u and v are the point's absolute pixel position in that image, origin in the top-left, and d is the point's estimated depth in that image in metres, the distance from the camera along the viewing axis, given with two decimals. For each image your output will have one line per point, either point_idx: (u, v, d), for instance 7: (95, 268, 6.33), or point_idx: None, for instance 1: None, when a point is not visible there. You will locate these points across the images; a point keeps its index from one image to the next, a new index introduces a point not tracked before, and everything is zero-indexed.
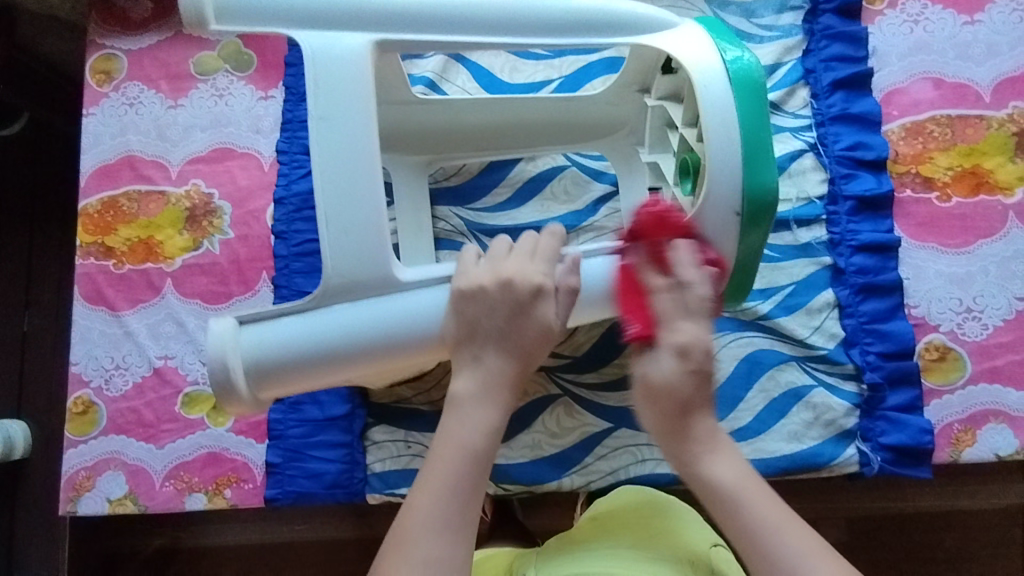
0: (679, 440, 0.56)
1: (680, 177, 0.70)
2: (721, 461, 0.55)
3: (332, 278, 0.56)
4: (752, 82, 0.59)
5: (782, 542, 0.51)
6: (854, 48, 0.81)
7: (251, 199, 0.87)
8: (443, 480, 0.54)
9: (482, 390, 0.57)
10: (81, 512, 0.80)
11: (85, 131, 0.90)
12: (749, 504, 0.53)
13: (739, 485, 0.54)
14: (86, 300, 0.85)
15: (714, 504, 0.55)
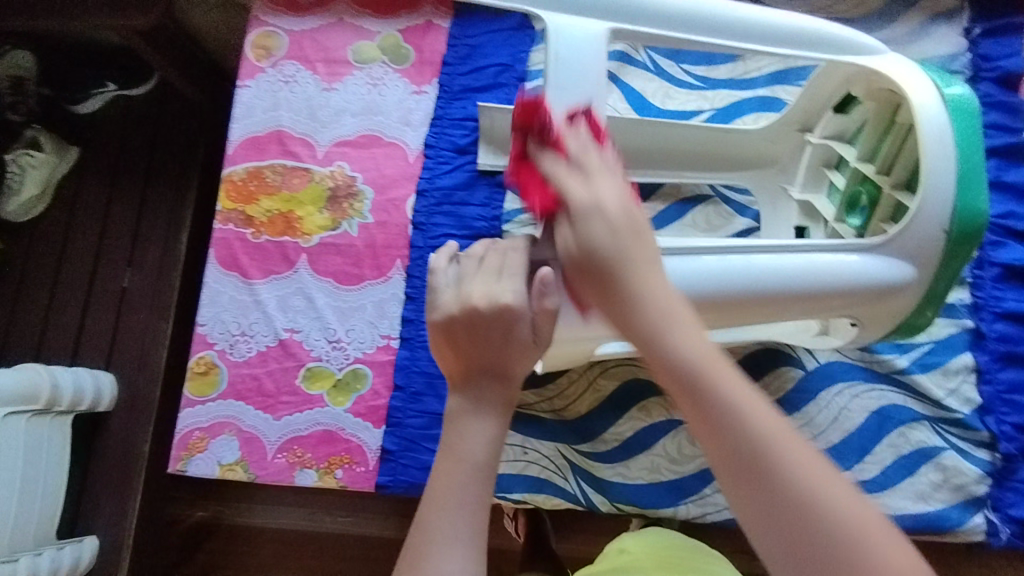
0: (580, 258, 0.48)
1: (845, 212, 0.71)
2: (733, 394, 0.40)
3: (547, 237, 0.57)
4: (968, 113, 0.59)
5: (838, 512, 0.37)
6: (1011, 119, 0.82)
7: (394, 188, 0.88)
8: (453, 494, 0.48)
9: (473, 405, 0.51)
10: (189, 472, 0.81)
11: (239, 101, 0.92)
12: (781, 454, 0.38)
13: (770, 432, 0.39)
14: (220, 264, 0.87)
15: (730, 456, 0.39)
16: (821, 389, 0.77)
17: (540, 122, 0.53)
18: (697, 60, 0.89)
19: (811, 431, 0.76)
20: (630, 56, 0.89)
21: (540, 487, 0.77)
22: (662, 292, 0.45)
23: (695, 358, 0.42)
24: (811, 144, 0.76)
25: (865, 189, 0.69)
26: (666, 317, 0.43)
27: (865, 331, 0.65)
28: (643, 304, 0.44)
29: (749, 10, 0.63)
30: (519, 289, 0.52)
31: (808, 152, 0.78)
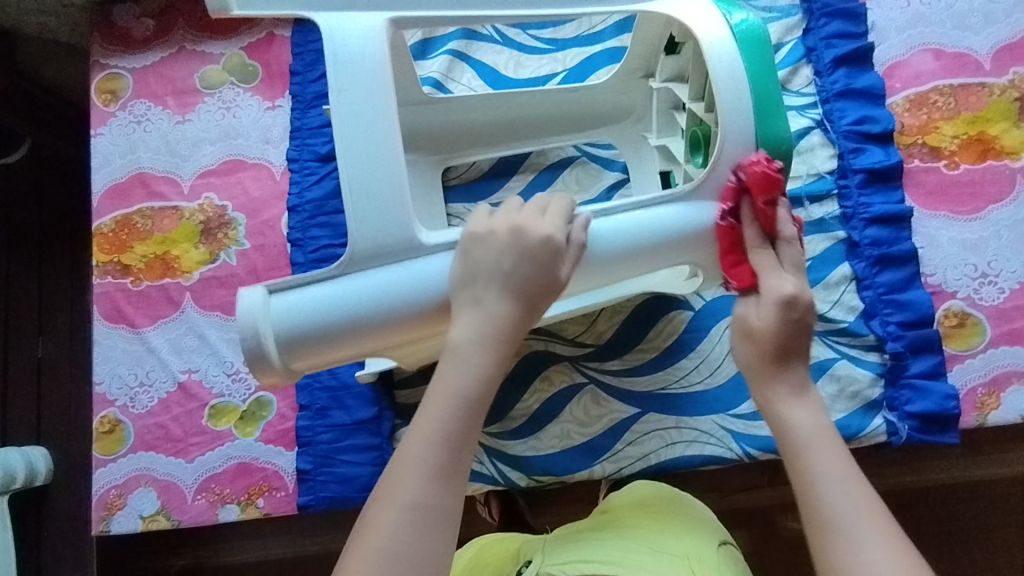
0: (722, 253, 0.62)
1: (691, 152, 0.72)
2: (801, 412, 0.57)
3: (357, 245, 0.56)
4: (757, 40, 0.60)
5: (841, 494, 0.53)
6: (853, 24, 0.82)
7: (266, 209, 0.87)
8: (432, 434, 0.52)
9: (480, 340, 0.55)
10: (113, 531, 0.80)
11: (95, 151, 0.90)
12: (819, 453, 0.55)
13: (814, 434, 0.56)
14: (105, 318, 0.86)
15: (787, 446, 0.56)
16: (710, 326, 0.79)
17: (772, 197, 0.58)
18: (542, 24, 0.89)
19: (707, 368, 0.78)
20: (476, 31, 0.88)
21: None
22: (798, 416, 0.57)
23: (836, 484, 0.53)
24: (654, 88, 0.75)
25: (702, 131, 0.69)
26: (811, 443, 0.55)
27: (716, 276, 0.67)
28: (792, 430, 0.56)
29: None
30: (559, 224, 0.57)
31: (654, 99, 0.77)
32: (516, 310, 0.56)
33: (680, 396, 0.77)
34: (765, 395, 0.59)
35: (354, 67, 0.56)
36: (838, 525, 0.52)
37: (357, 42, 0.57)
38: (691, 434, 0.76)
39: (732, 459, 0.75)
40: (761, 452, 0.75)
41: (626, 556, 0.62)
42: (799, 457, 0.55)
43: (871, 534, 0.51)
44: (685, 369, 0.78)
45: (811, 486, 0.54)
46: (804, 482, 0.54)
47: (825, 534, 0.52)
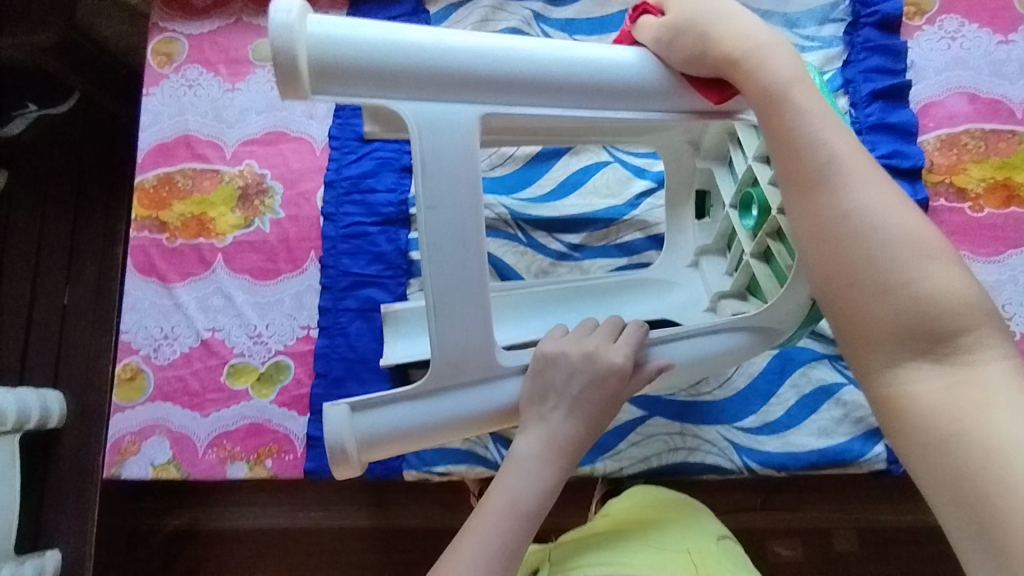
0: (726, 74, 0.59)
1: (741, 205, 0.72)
2: (777, 62, 0.57)
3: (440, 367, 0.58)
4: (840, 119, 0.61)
5: (830, 138, 0.55)
6: (892, 61, 0.84)
7: (303, 181, 0.90)
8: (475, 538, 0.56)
9: (540, 460, 0.60)
10: (124, 476, 0.83)
11: (145, 110, 0.93)
12: (801, 97, 0.56)
13: (797, 98, 0.56)
14: (138, 271, 0.88)
15: (767, 108, 0.57)
16: None
17: None
18: (590, 30, 0.91)
19: (717, 379, 0.79)
20: (524, 31, 0.90)
21: (462, 458, 0.80)
22: (778, 62, 0.57)
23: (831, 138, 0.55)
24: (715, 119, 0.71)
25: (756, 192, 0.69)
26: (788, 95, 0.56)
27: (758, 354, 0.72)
28: (771, 76, 0.57)
29: (594, 49, 0.60)
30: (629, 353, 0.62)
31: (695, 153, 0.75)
32: (580, 428, 0.61)
33: (687, 403, 0.79)
34: (742, 70, 0.57)
35: (440, 148, 0.55)
36: (835, 184, 0.54)
37: (444, 123, 0.56)
38: (694, 441, 0.78)
39: (732, 470, 0.77)
40: (761, 466, 0.76)
41: (621, 556, 0.65)
42: (793, 123, 0.56)
43: (862, 178, 0.54)
44: (695, 379, 0.80)
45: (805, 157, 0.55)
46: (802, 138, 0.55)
47: (834, 217, 0.53)
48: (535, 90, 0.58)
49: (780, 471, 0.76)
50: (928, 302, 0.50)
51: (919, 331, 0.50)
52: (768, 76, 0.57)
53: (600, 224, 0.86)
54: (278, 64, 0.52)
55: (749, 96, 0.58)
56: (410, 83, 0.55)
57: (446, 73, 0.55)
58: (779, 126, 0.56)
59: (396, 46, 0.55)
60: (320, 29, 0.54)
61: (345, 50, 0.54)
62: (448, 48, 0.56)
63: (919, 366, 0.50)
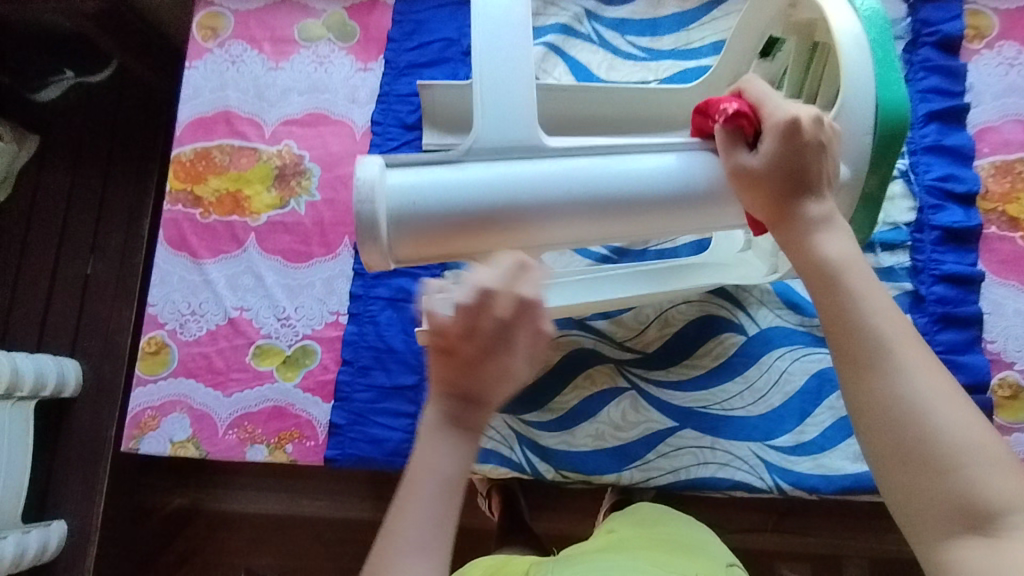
0: (778, 213, 0.54)
1: None
2: (830, 235, 0.53)
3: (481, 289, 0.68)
4: (885, 34, 0.60)
5: (879, 315, 0.49)
6: (951, 82, 0.83)
7: (341, 165, 0.89)
8: (417, 505, 0.50)
9: (443, 425, 0.51)
10: (142, 450, 0.81)
11: (186, 82, 0.92)
12: (851, 273, 0.50)
13: (848, 263, 0.51)
14: (169, 244, 0.87)
15: (816, 278, 0.52)
16: (762, 354, 0.78)
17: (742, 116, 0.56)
18: (642, 31, 0.89)
19: (752, 395, 0.77)
20: (575, 28, 0.89)
21: (486, 457, 0.78)
22: (831, 237, 0.52)
23: (878, 311, 0.49)
24: None
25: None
26: (843, 270, 0.51)
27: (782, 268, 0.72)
28: (822, 253, 0.52)
29: (645, 160, 0.58)
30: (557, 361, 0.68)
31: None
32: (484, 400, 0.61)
33: (719, 417, 0.77)
34: (792, 241, 0.53)
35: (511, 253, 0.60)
36: (890, 359, 0.47)
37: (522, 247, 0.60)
38: (724, 456, 0.76)
39: (762, 489, 0.75)
40: (792, 487, 0.74)
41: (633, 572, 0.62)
42: (838, 298, 0.50)
43: (911, 356, 0.47)
44: (730, 393, 0.77)
45: (849, 329, 0.49)
46: (846, 312, 0.49)
47: (882, 397, 0.47)
48: (598, 215, 0.58)
49: (810, 494, 0.74)
50: (979, 492, 0.44)
51: (971, 518, 0.44)
52: (815, 243, 0.52)
53: None
54: (359, 224, 0.56)
55: (798, 263, 0.53)
56: (477, 233, 0.57)
57: (514, 217, 0.57)
58: (827, 291, 0.51)
59: (456, 184, 0.56)
60: (398, 184, 0.56)
61: (418, 199, 0.56)
62: (518, 185, 0.56)
63: (963, 547, 0.44)
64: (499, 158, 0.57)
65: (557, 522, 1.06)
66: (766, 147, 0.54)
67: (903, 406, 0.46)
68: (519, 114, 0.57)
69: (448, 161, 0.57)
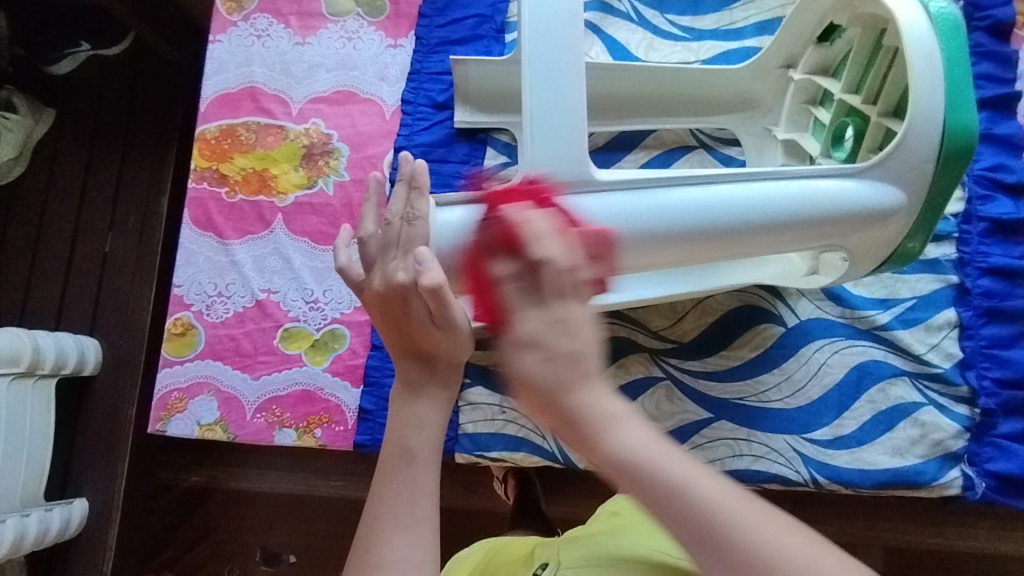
0: (561, 424, 0.42)
1: (833, 145, 0.69)
2: (625, 429, 0.41)
3: None
4: (954, 29, 0.56)
5: (725, 517, 0.38)
6: (1002, 69, 0.80)
7: (370, 145, 0.86)
8: (397, 485, 0.49)
9: (405, 389, 0.54)
10: (169, 432, 0.81)
11: (211, 57, 0.90)
12: (684, 474, 0.39)
13: (646, 456, 0.40)
14: (194, 223, 0.86)
15: (619, 483, 0.41)
16: (801, 345, 0.76)
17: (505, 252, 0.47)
18: (683, 9, 0.86)
19: (789, 387, 0.76)
20: (613, 6, 0.86)
21: (517, 445, 0.77)
22: (624, 429, 0.41)
23: (703, 500, 0.38)
24: (795, 81, 0.75)
25: (852, 121, 0.67)
26: (636, 464, 0.40)
27: (855, 265, 0.64)
28: (597, 443, 0.41)
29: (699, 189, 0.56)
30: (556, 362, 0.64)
31: (791, 92, 0.76)
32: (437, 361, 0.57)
33: (755, 409, 0.76)
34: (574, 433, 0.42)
35: None
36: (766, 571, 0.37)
37: None
38: (760, 449, 0.75)
39: (798, 482, 0.74)
40: (828, 481, 0.73)
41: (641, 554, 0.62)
42: (665, 502, 0.39)
43: (792, 564, 0.37)
44: (767, 385, 0.76)
45: (704, 534, 0.38)
46: (684, 509, 0.38)
47: None
48: (653, 248, 0.56)
49: (847, 488, 0.73)
50: None
51: None
52: (606, 443, 0.41)
53: None
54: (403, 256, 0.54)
55: (594, 469, 0.42)
56: None
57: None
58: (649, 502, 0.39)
59: None
60: (448, 221, 0.54)
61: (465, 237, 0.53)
62: (569, 226, 0.54)
63: None
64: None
65: (576, 508, 1.05)
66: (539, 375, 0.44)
67: None
68: (566, 140, 0.53)
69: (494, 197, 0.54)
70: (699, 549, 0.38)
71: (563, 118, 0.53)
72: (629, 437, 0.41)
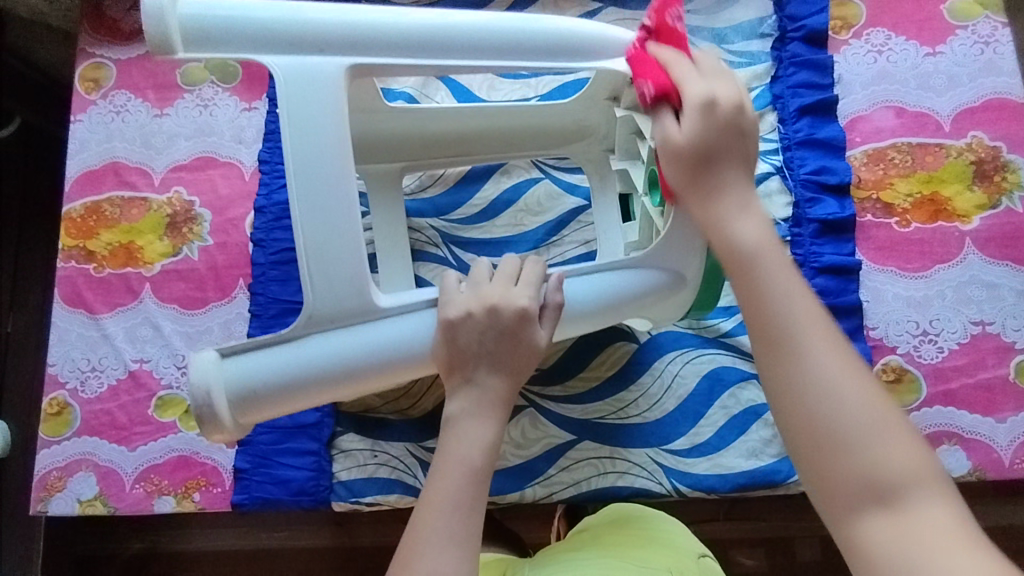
0: (695, 185, 0.56)
1: (650, 188, 0.72)
2: (746, 221, 0.54)
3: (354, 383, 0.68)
4: None
5: (826, 385, 0.48)
6: (821, 75, 0.84)
7: (232, 208, 0.89)
8: (447, 496, 0.53)
9: (470, 408, 0.57)
10: (51, 512, 0.81)
11: (72, 137, 0.91)
12: (782, 301, 0.51)
13: (762, 242, 0.53)
14: (65, 302, 0.87)
15: (732, 253, 0.54)
16: (653, 360, 0.79)
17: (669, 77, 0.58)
18: None
19: (647, 401, 0.78)
20: None
21: (392, 487, 0.78)
22: (746, 224, 0.54)
23: (821, 358, 0.48)
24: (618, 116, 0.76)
25: (657, 170, 0.70)
26: (759, 250, 0.53)
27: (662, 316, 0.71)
28: (733, 233, 0.54)
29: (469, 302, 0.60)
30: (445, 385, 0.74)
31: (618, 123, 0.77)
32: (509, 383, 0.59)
33: (617, 426, 0.78)
34: (753, 284, 0.52)
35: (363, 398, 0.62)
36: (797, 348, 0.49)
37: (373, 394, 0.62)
38: (623, 465, 0.77)
39: (662, 494, 0.76)
40: (690, 489, 0.75)
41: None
42: (755, 282, 0.52)
43: (830, 361, 0.48)
44: (626, 401, 0.78)
45: (776, 325, 0.50)
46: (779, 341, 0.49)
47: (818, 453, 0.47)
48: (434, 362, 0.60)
49: (708, 493, 0.75)
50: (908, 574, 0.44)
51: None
52: (732, 227, 0.55)
53: (525, 248, 0.86)
54: (195, 409, 0.56)
55: (716, 245, 0.55)
56: (325, 395, 0.59)
57: (359, 380, 0.59)
58: (748, 282, 0.52)
59: (296, 356, 0.57)
60: (233, 370, 0.57)
61: (257, 382, 0.57)
62: (350, 356, 0.58)
63: (872, 522, 0.46)
64: (334, 325, 0.58)
65: (532, 531, 1.00)
66: (675, 173, 0.57)
67: (902, 526, 0.45)
68: (342, 249, 0.58)
69: (286, 339, 0.58)
70: (763, 343, 0.51)
71: (338, 246, 0.58)
72: (745, 214, 0.54)
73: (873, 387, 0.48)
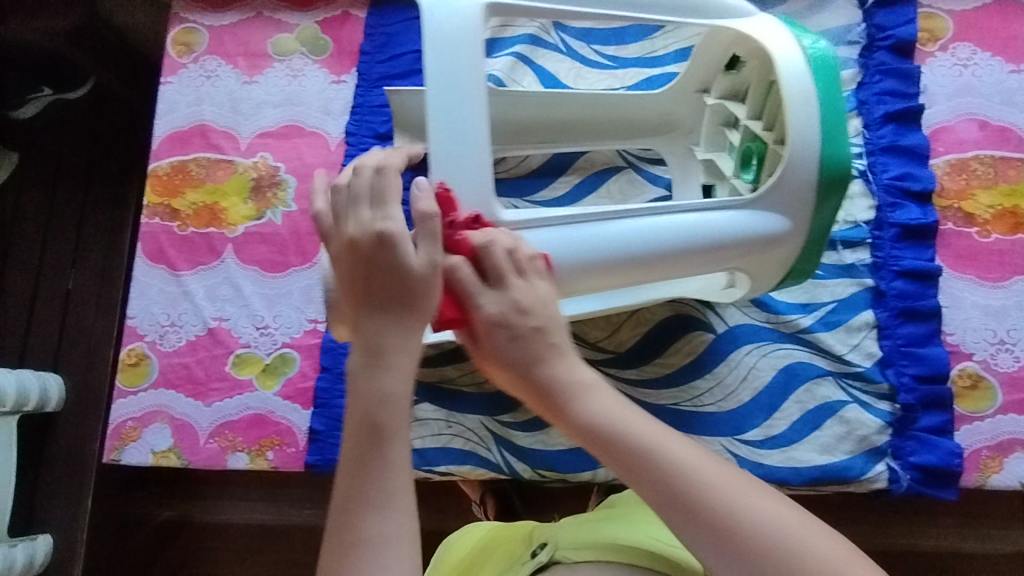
0: (534, 387, 0.52)
1: (741, 168, 0.76)
2: (592, 398, 0.50)
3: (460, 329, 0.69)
4: (827, 66, 0.65)
5: (707, 483, 0.46)
6: (906, 85, 0.85)
7: (316, 176, 0.90)
8: (357, 464, 0.48)
9: (366, 358, 0.51)
10: (124, 461, 0.82)
11: (162, 98, 0.93)
12: (636, 436, 0.48)
13: (613, 418, 0.49)
14: (147, 257, 0.88)
15: (598, 446, 0.49)
16: (731, 351, 0.80)
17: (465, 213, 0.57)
18: (607, 40, 0.92)
19: (721, 391, 0.79)
20: (543, 39, 0.91)
21: (465, 458, 0.79)
22: (600, 400, 0.51)
23: (702, 470, 0.46)
24: (709, 105, 0.80)
25: (756, 146, 0.73)
26: (616, 424, 0.49)
27: (758, 278, 0.71)
28: (579, 411, 0.50)
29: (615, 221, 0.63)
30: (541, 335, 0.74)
31: (707, 115, 0.81)
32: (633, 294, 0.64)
33: (691, 414, 0.79)
34: (626, 461, 0.48)
35: None
36: (690, 490, 0.46)
37: None
38: None
39: None
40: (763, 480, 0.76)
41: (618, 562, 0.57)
42: (626, 459, 0.48)
43: (751, 494, 0.45)
44: (700, 390, 0.79)
45: (646, 453, 0.47)
46: (657, 469, 0.47)
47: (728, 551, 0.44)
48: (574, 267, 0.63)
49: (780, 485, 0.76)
50: None
51: None
52: (575, 409, 0.50)
53: None
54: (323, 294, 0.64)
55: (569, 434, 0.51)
56: None
57: None
58: (615, 461, 0.48)
59: None
60: None
61: None
62: None
63: None
64: None
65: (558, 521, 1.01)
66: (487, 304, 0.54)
67: None
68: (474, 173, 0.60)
69: None
70: (653, 488, 0.47)
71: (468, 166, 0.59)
72: (602, 405, 0.50)
73: (771, 495, 0.46)
